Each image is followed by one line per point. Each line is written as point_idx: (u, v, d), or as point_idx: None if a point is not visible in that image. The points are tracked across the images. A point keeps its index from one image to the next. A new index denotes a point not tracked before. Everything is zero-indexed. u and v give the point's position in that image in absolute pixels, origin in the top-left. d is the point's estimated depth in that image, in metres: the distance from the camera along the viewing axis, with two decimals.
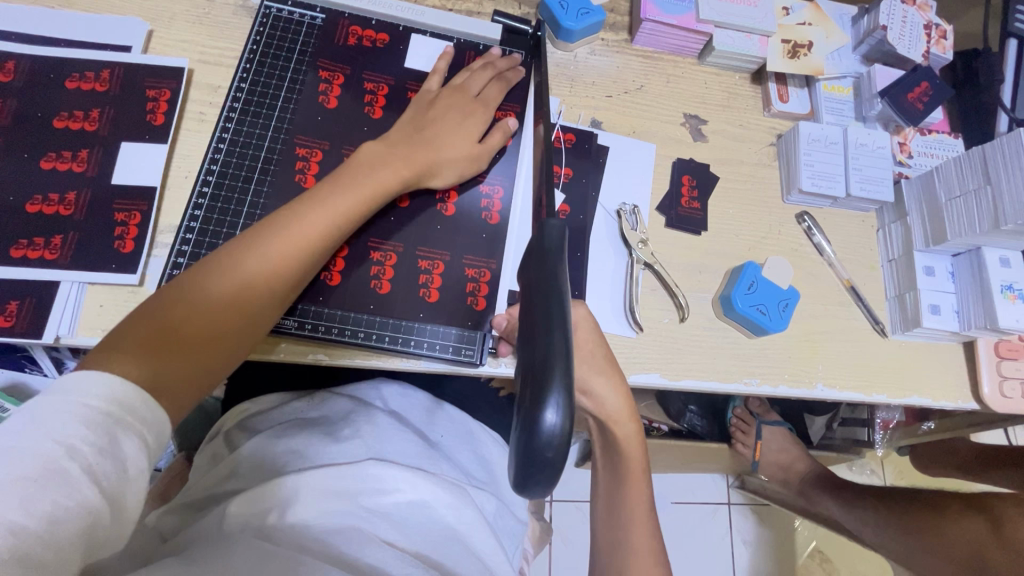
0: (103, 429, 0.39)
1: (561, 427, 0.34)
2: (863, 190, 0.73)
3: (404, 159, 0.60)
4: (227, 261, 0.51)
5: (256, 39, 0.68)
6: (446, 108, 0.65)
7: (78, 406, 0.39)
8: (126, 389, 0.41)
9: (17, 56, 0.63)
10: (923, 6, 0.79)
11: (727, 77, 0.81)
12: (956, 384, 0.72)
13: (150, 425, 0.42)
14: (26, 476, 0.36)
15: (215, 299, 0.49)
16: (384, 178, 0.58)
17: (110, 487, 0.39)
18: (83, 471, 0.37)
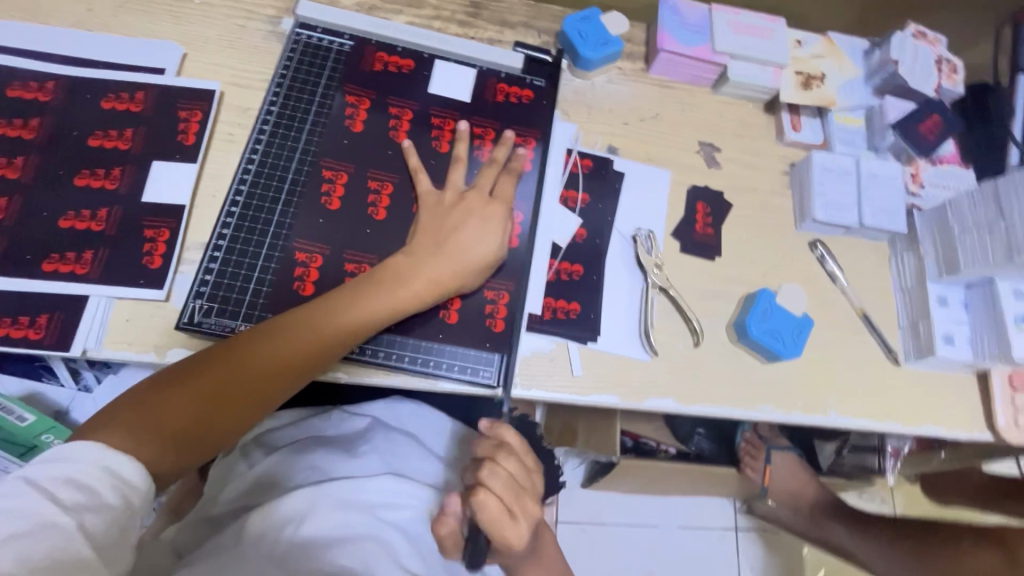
0: (98, 488, 0.43)
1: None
2: (876, 219, 0.74)
3: (423, 275, 0.60)
4: (248, 347, 0.53)
5: (286, 64, 0.70)
6: (462, 213, 0.64)
7: (70, 470, 0.43)
8: (116, 455, 0.45)
9: (56, 77, 0.65)
10: (934, 41, 0.81)
11: (741, 106, 0.82)
12: (970, 414, 0.72)
13: (134, 480, 0.45)
14: (21, 531, 0.39)
15: (223, 379, 0.51)
16: (404, 292, 0.59)
17: (102, 540, 0.42)
18: (75, 526, 0.41)
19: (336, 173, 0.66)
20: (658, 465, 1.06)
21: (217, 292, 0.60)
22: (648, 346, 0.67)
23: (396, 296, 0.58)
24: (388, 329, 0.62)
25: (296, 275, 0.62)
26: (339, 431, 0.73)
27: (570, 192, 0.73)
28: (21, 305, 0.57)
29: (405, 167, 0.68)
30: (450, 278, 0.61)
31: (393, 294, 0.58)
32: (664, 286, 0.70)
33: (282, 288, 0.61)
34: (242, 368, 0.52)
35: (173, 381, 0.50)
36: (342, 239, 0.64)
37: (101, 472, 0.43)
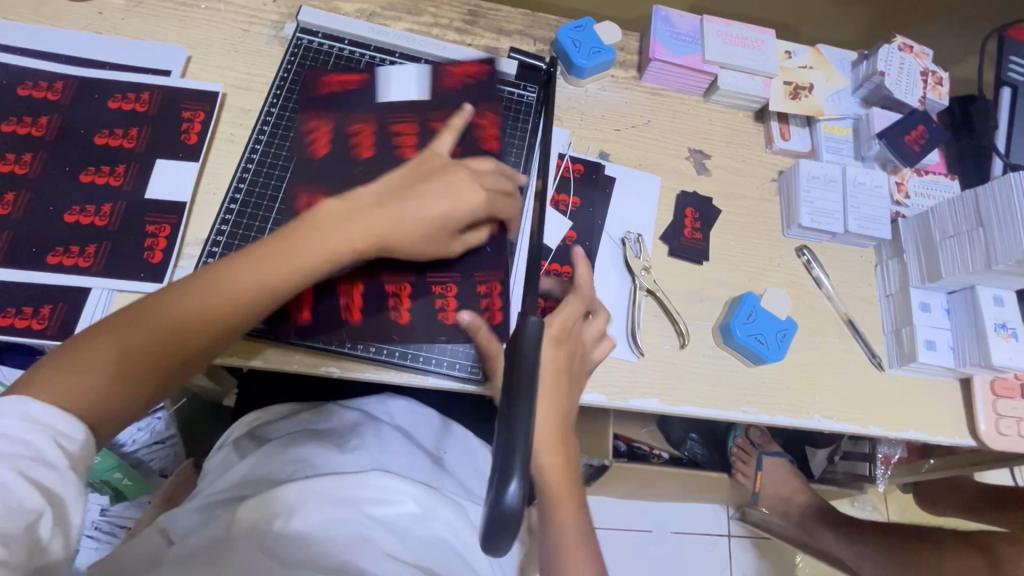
0: (30, 439, 0.42)
1: (521, 501, 0.30)
2: (861, 226, 0.76)
3: (360, 228, 0.55)
4: (184, 294, 0.51)
5: (287, 67, 0.72)
6: (431, 180, 0.59)
7: (1, 427, 0.42)
8: (44, 410, 0.44)
9: (65, 77, 0.67)
10: (920, 54, 0.83)
11: (732, 115, 0.84)
12: (953, 420, 0.73)
13: (72, 431, 0.45)
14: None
15: (140, 336, 0.49)
16: (338, 242, 0.54)
17: (50, 491, 0.42)
18: (16, 478, 0.40)
19: (333, 172, 0.68)
20: (649, 468, 1.07)
21: None
22: (634, 346, 0.69)
23: (320, 249, 0.53)
24: (381, 323, 0.63)
25: None
26: (330, 426, 0.75)
27: (562, 196, 0.74)
28: (25, 295, 0.59)
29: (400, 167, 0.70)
30: (389, 232, 0.56)
31: (318, 246, 0.53)
32: (652, 289, 0.71)
33: None
34: (159, 325, 0.49)
35: (83, 339, 0.48)
36: None
37: (34, 426, 0.43)
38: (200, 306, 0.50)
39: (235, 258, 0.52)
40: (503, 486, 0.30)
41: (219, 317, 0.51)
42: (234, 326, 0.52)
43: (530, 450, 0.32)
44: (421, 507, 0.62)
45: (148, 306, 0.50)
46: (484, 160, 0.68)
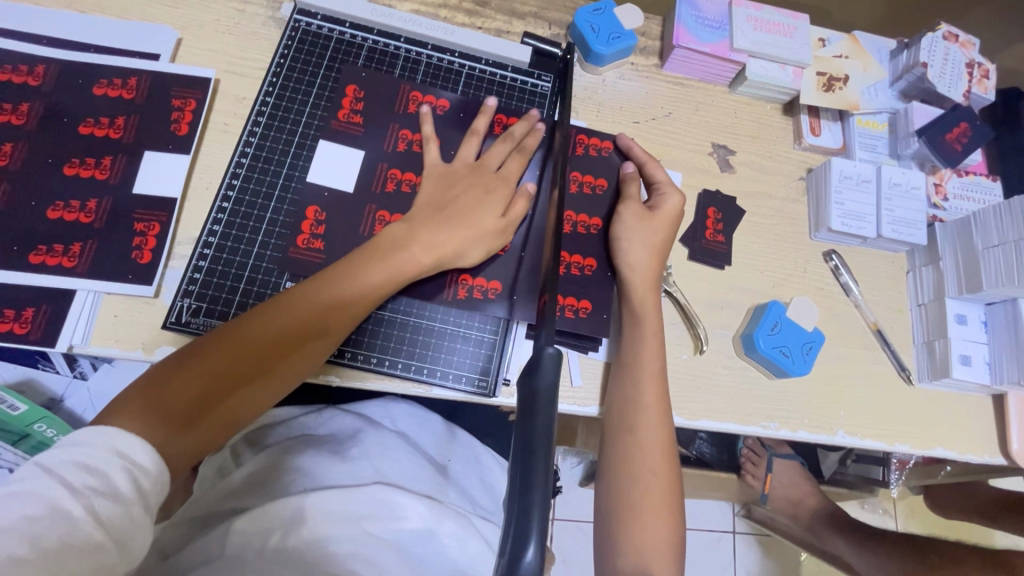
0: (106, 474, 0.42)
1: (539, 568, 0.27)
2: (895, 231, 0.71)
3: (423, 244, 0.58)
4: (256, 322, 0.52)
5: (284, 52, 0.67)
6: (468, 186, 0.62)
7: (82, 455, 0.42)
8: (121, 438, 0.44)
9: (47, 60, 0.63)
10: (966, 43, 0.77)
11: (759, 107, 0.79)
12: (984, 437, 0.69)
13: (147, 465, 0.44)
14: (32, 516, 0.39)
15: (217, 361, 0.50)
16: (402, 261, 0.57)
17: (114, 525, 0.41)
18: (85, 511, 0.40)
19: (331, 168, 0.63)
20: None
21: (206, 292, 0.58)
22: None
23: (393, 266, 0.56)
24: (381, 331, 0.60)
25: (288, 276, 0.60)
26: (330, 431, 0.73)
27: (587, 177, 0.70)
28: (6, 297, 0.56)
29: (404, 161, 0.65)
30: (454, 251, 0.59)
31: (392, 265, 0.56)
32: (669, 289, 0.68)
33: (273, 289, 0.59)
34: (238, 347, 0.51)
35: (162, 377, 0.49)
36: (336, 237, 0.61)
37: (113, 456, 0.43)
38: (276, 326, 0.52)
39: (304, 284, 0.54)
40: (518, 551, 0.28)
41: (298, 338, 0.53)
42: (307, 347, 0.53)
43: (547, 511, 0.30)
44: (424, 523, 0.60)
45: (226, 335, 0.51)
46: (504, 142, 0.66)
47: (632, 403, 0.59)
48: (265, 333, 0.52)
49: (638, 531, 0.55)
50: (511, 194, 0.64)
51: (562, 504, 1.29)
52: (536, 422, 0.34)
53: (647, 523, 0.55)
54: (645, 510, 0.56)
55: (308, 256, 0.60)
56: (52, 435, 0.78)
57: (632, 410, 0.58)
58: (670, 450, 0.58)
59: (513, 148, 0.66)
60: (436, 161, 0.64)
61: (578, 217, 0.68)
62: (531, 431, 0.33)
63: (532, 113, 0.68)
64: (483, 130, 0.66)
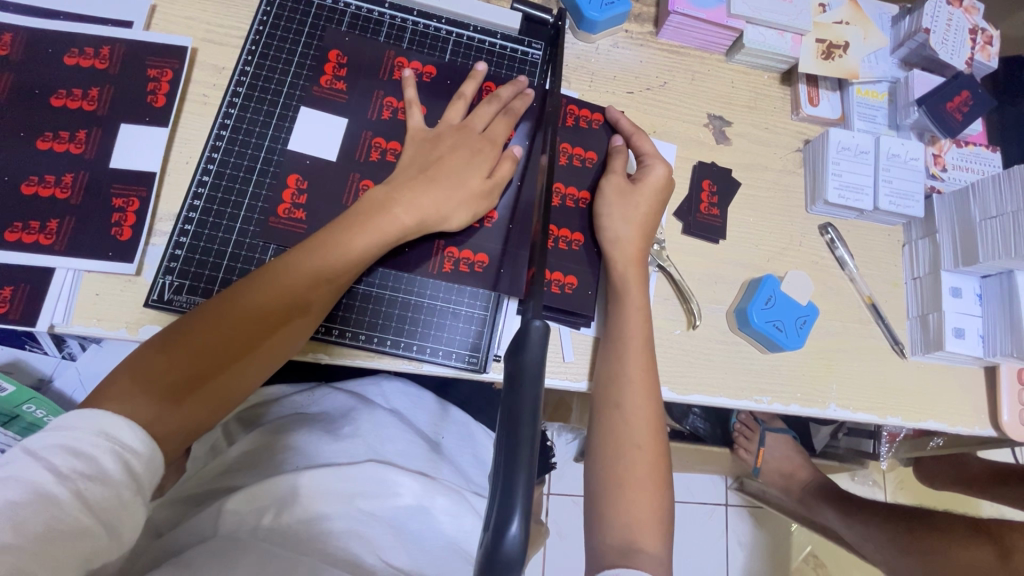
0: (91, 457, 0.42)
1: (523, 544, 0.27)
2: (892, 204, 0.70)
3: (407, 206, 0.56)
4: (238, 296, 0.51)
5: (262, 19, 0.64)
6: (453, 146, 0.61)
7: (68, 438, 0.42)
8: (108, 420, 0.44)
9: (14, 28, 0.60)
10: (970, 8, 0.74)
11: (756, 77, 0.77)
12: (974, 410, 0.70)
13: (136, 445, 0.44)
14: (18, 500, 0.39)
15: (203, 341, 0.49)
16: (384, 229, 0.55)
17: (102, 509, 0.41)
18: (72, 495, 0.40)
19: (313, 140, 0.61)
20: None
21: (189, 269, 0.57)
22: None
23: (376, 233, 0.55)
24: (369, 307, 0.59)
25: (271, 250, 0.58)
26: (322, 409, 0.72)
27: (577, 148, 0.68)
28: None
29: (389, 132, 0.63)
30: (438, 215, 0.58)
31: (373, 232, 0.55)
32: (663, 264, 0.67)
33: (256, 265, 0.58)
34: (221, 324, 0.50)
35: (150, 355, 0.48)
36: (319, 209, 0.59)
37: (101, 439, 0.43)
38: (260, 302, 0.51)
39: (287, 255, 0.53)
40: (502, 527, 0.27)
41: (283, 311, 0.52)
42: (294, 320, 0.52)
43: (533, 487, 0.29)
44: (417, 499, 0.60)
45: (209, 314, 0.50)
46: (492, 102, 0.64)
47: (618, 377, 0.58)
48: (248, 309, 0.51)
49: (626, 504, 0.55)
50: (498, 156, 0.62)
51: (557, 479, 1.31)
52: (524, 395, 0.33)
53: (635, 496, 0.55)
54: (632, 483, 0.56)
55: (290, 228, 0.58)
56: (42, 415, 0.77)
57: (616, 384, 0.58)
58: (658, 424, 0.58)
59: (500, 111, 0.65)
60: (421, 126, 0.62)
61: (567, 190, 0.67)
62: (519, 408, 0.32)
63: (521, 79, 0.66)
64: (470, 94, 0.64)
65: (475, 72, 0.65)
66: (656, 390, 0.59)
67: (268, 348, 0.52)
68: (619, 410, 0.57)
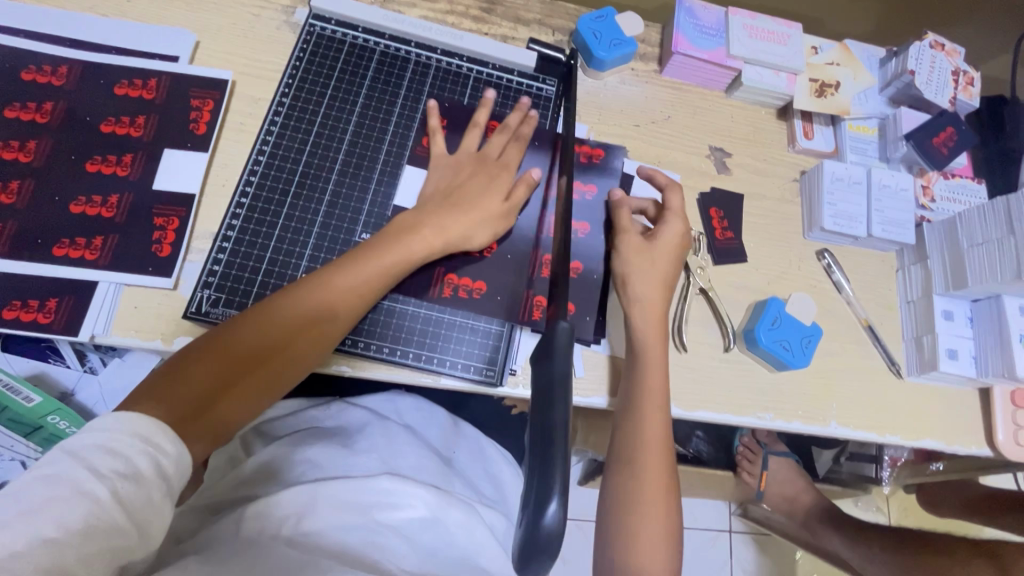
0: (129, 460, 0.43)
1: (559, 522, 0.33)
2: (885, 231, 0.74)
3: (432, 226, 0.61)
4: (275, 308, 0.55)
5: (299, 55, 0.69)
6: (474, 171, 0.66)
7: (106, 440, 0.44)
8: (145, 425, 0.45)
9: (70, 61, 0.65)
10: (952, 52, 0.80)
11: (754, 112, 0.82)
12: (971, 429, 0.72)
13: (169, 449, 0.46)
14: (58, 499, 0.40)
15: (239, 354, 0.53)
16: (415, 246, 0.60)
17: (134, 509, 0.43)
18: (110, 495, 0.41)
19: (341, 164, 0.66)
20: None
21: (226, 283, 0.60)
22: (678, 342, 0.69)
23: (400, 252, 0.59)
24: (393, 322, 0.62)
25: (303, 267, 0.62)
26: (337, 424, 0.75)
27: (585, 182, 0.72)
28: (32, 289, 0.58)
29: (421, 157, 0.68)
30: (459, 236, 0.62)
31: (399, 250, 0.59)
32: (706, 288, 0.71)
33: (289, 280, 0.61)
34: (258, 334, 0.54)
35: (188, 362, 0.51)
36: (349, 232, 0.64)
37: (137, 442, 0.44)
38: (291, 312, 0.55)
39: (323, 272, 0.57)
40: (542, 508, 0.34)
41: (312, 322, 0.56)
42: (317, 331, 0.56)
43: (567, 478, 0.35)
44: (431, 511, 0.62)
45: (244, 324, 0.54)
46: (505, 131, 0.69)
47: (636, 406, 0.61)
48: (279, 320, 0.55)
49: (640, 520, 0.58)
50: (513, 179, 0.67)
51: None
52: (553, 411, 0.39)
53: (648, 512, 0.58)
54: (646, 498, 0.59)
55: (323, 247, 0.63)
56: (64, 426, 0.79)
57: (637, 414, 0.61)
58: (667, 439, 0.61)
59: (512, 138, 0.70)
60: (442, 151, 0.67)
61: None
62: (550, 423, 0.38)
63: (523, 102, 0.71)
64: (483, 122, 0.69)
65: (489, 99, 0.70)
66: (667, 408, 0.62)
67: (301, 360, 0.56)
68: (631, 429, 0.61)
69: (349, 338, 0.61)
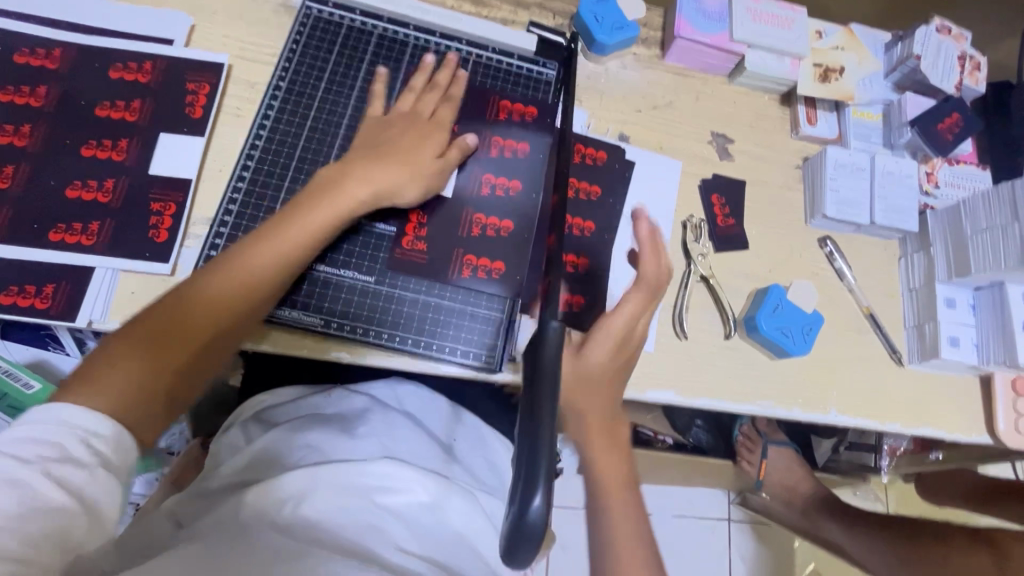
0: (59, 443, 0.42)
1: (544, 516, 0.34)
2: (888, 218, 0.73)
3: (408, 205, 0.60)
4: (225, 270, 0.53)
5: (295, 39, 0.69)
6: (461, 159, 0.64)
7: (35, 430, 0.42)
8: (82, 408, 0.44)
9: (64, 45, 0.64)
10: (959, 36, 0.79)
11: (757, 98, 0.81)
12: (969, 418, 0.72)
13: (105, 426, 0.44)
14: (0, 495, 0.39)
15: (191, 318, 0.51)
16: (359, 194, 0.58)
17: (78, 493, 0.41)
18: (46, 479, 0.40)
19: (339, 150, 0.66)
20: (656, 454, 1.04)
21: None
22: (679, 328, 0.68)
23: (342, 202, 0.58)
24: (393, 308, 0.62)
25: None
26: (338, 411, 0.75)
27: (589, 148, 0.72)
28: (29, 275, 0.57)
29: None
30: None
31: (343, 202, 0.58)
32: (706, 275, 0.71)
33: None
34: (214, 300, 0.52)
35: (137, 330, 0.50)
36: None
37: (63, 424, 0.43)
38: (294, 288, 0.54)
39: (270, 225, 0.55)
40: (526, 503, 0.34)
41: (270, 282, 0.55)
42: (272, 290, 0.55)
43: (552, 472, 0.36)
44: (431, 496, 0.62)
45: (191, 289, 0.52)
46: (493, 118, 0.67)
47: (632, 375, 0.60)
48: (232, 283, 0.53)
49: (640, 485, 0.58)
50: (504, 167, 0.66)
51: (562, 490, 1.32)
52: (542, 390, 0.39)
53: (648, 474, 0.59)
54: None
55: None
56: None
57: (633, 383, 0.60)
58: None
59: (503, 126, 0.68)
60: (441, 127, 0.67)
61: (573, 221, 0.70)
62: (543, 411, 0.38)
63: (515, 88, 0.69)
64: (476, 111, 0.68)
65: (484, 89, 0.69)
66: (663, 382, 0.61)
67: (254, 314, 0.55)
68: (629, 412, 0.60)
69: (353, 324, 0.61)
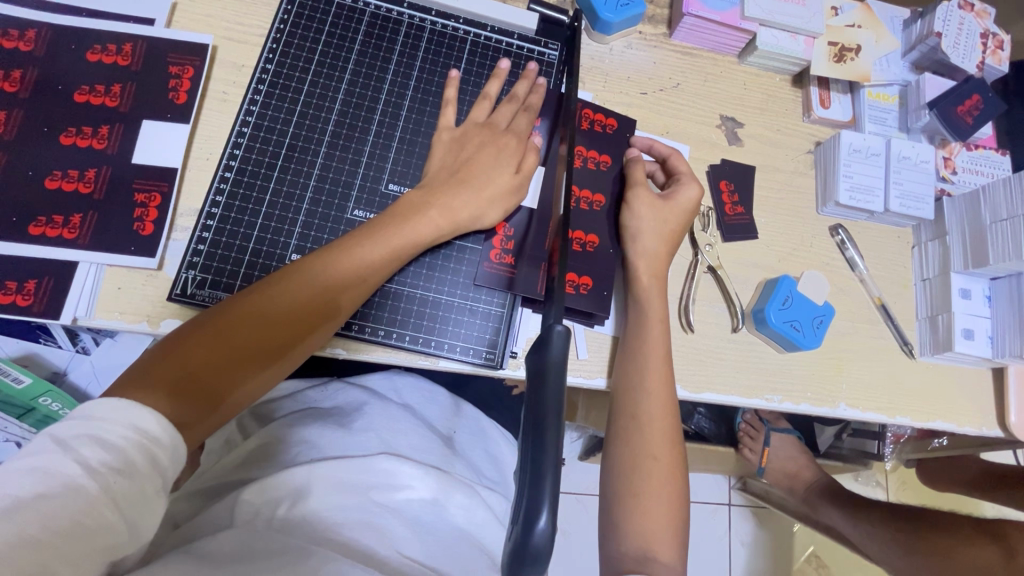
0: (122, 452, 0.40)
1: (549, 536, 0.32)
2: (903, 206, 0.71)
3: (440, 207, 0.58)
4: (281, 291, 0.51)
5: (283, 18, 0.65)
6: (479, 145, 0.62)
7: (96, 428, 0.40)
8: (136, 412, 0.42)
9: (39, 25, 0.61)
10: (981, 12, 0.75)
11: (768, 78, 0.77)
12: (981, 410, 0.70)
13: (161, 435, 0.42)
14: (47, 493, 0.37)
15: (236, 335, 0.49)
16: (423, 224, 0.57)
17: (126, 503, 0.40)
18: (100, 488, 0.38)
19: (331, 137, 0.63)
20: None
21: (212, 264, 0.57)
22: (685, 321, 0.66)
23: (409, 232, 0.56)
24: (389, 303, 0.60)
25: (293, 246, 0.59)
26: (335, 404, 0.73)
27: (593, 152, 0.68)
28: (9, 270, 0.55)
29: (428, 124, 0.65)
30: (471, 216, 0.59)
31: (409, 231, 0.57)
32: (714, 265, 0.68)
33: (278, 260, 0.58)
34: (262, 319, 0.50)
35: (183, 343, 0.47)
36: (340, 208, 0.61)
37: (129, 433, 0.41)
38: (308, 285, 0.52)
39: (331, 251, 0.54)
40: (531, 523, 0.33)
41: (318, 305, 0.52)
42: (319, 317, 0.53)
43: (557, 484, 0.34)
44: (432, 493, 0.60)
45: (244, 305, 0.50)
46: (512, 102, 0.65)
47: (636, 369, 0.59)
48: (283, 301, 0.51)
49: (646, 481, 0.56)
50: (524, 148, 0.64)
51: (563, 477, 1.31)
52: (546, 395, 0.39)
53: (654, 468, 0.57)
54: (653, 455, 0.57)
55: (315, 224, 0.60)
56: (56, 408, 0.77)
57: (639, 377, 0.59)
58: (672, 414, 0.59)
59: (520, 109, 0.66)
60: (450, 123, 0.64)
61: (581, 194, 0.67)
62: (548, 423, 0.37)
63: (533, 70, 0.67)
64: (494, 94, 0.66)
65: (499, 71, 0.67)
66: (669, 372, 0.60)
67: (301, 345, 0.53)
68: (632, 405, 0.58)
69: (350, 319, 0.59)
